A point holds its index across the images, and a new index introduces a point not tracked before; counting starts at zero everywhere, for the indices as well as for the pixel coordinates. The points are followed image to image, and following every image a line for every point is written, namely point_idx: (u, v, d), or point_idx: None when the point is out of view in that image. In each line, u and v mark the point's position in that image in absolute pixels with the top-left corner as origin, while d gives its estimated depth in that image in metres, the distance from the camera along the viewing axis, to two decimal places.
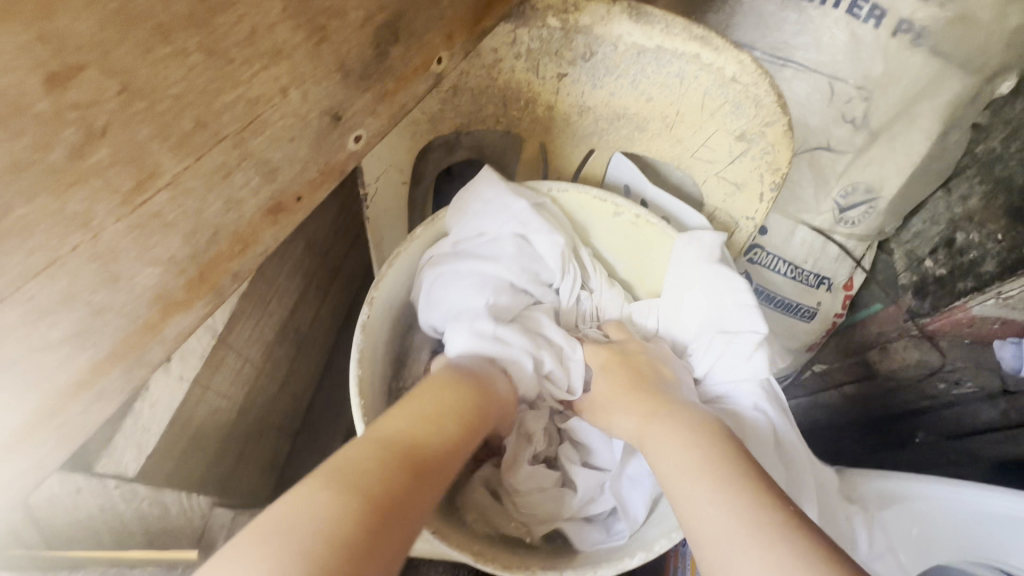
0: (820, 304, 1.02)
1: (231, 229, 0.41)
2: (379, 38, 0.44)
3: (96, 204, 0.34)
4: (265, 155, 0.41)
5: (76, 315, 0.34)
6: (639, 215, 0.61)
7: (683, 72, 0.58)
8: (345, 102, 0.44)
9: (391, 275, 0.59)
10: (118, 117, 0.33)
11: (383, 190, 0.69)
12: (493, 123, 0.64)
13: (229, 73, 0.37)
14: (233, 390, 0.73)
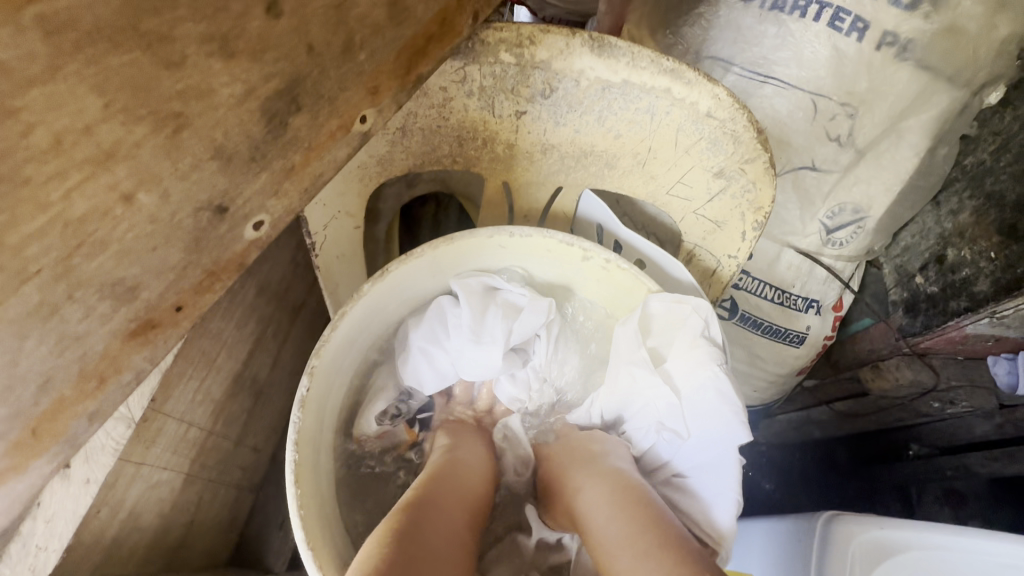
0: (810, 329, 0.97)
1: None
2: (274, 109, 0.42)
3: None
4: (114, 273, 0.40)
5: None
6: (609, 260, 0.55)
7: (653, 107, 0.53)
8: (232, 191, 0.43)
9: (335, 339, 0.52)
10: None
11: (334, 237, 0.64)
12: (449, 163, 0.58)
13: (35, 195, 0.35)
14: (174, 460, 0.66)
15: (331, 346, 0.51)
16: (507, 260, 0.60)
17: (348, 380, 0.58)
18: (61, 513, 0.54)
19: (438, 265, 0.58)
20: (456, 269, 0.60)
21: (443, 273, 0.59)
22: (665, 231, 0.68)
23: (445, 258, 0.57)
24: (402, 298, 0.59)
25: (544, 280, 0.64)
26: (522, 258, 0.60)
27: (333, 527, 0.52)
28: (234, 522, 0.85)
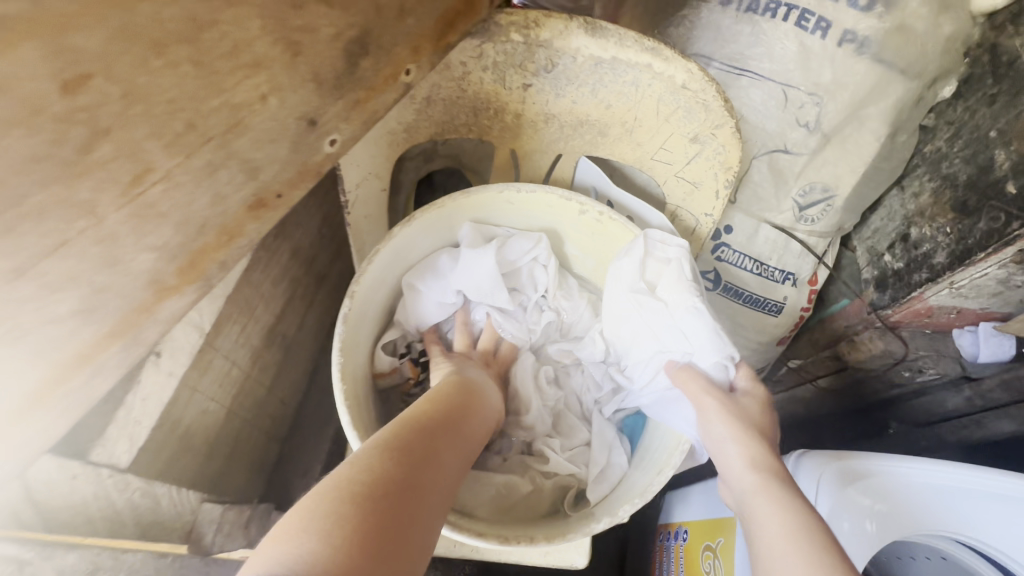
0: (786, 299, 1.07)
1: (218, 222, 0.40)
2: (352, 52, 0.41)
3: (100, 194, 0.32)
4: (247, 155, 0.39)
5: (78, 294, 0.34)
6: (601, 212, 0.65)
7: (637, 80, 0.63)
8: (320, 109, 0.42)
9: (373, 270, 0.61)
10: (119, 118, 0.31)
11: (364, 197, 0.73)
12: (466, 131, 0.69)
13: (216, 83, 0.34)
14: (219, 394, 0.75)
15: (367, 276, 0.60)
16: (515, 215, 0.70)
17: (376, 314, 0.66)
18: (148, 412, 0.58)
19: (457, 218, 0.67)
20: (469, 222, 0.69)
21: (456, 222, 0.68)
22: (651, 197, 0.78)
23: (463, 210, 0.66)
24: (425, 246, 0.68)
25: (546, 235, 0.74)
26: (529, 213, 0.69)
27: (368, 432, 0.60)
28: (263, 466, 0.93)
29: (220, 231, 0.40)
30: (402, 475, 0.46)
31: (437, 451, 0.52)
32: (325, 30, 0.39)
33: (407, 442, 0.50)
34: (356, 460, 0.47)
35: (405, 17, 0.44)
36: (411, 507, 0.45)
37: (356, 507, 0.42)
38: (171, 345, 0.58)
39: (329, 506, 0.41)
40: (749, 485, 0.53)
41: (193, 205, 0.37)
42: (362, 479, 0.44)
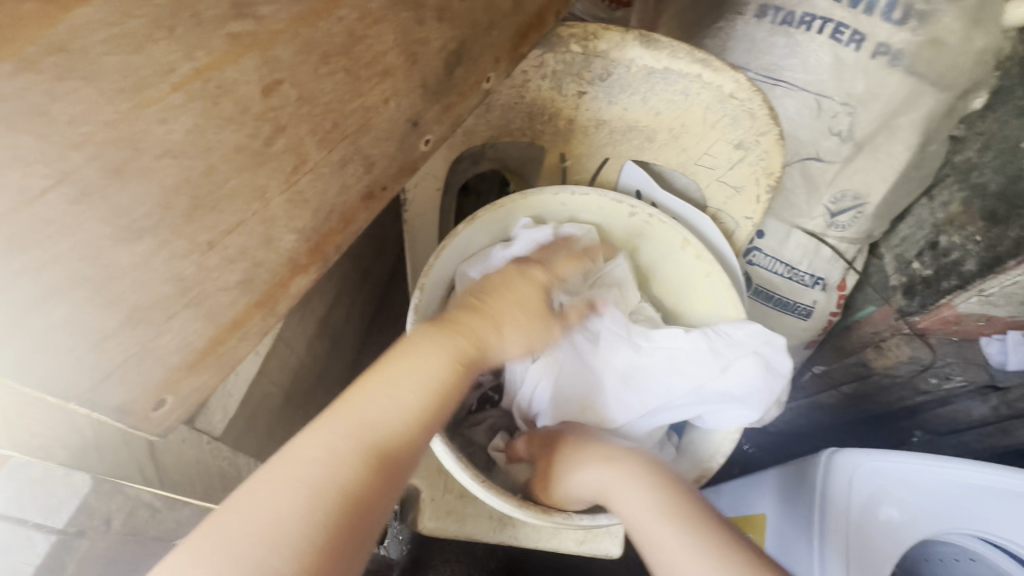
0: (816, 303, 1.10)
1: (338, 211, 0.43)
2: (450, 63, 0.46)
3: (273, 180, 0.37)
4: (367, 152, 0.43)
5: (240, 267, 0.37)
6: (650, 214, 0.69)
7: (687, 90, 0.67)
8: (423, 111, 0.45)
9: (441, 261, 0.66)
10: (292, 116, 0.37)
11: (420, 196, 0.78)
12: (520, 135, 0.73)
13: (356, 86, 0.39)
14: (280, 378, 0.80)
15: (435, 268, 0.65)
16: (566, 215, 0.74)
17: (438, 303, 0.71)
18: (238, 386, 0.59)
19: (514, 216, 0.72)
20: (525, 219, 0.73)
21: (512, 220, 0.72)
22: (689, 198, 0.81)
23: (519, 209, 0.71)
24: (484, 240, 0.72)
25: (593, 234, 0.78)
26: (580, 213, 0.74)
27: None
28: None
29: (340, 218, 0.43)
30: (361, 457, 0.45)
31: (410, 431, 0.48)
32: (434, 43, 0.43)
33: (372, 421, 0.47)
34: (317, 430, 0.45)
35: (492, 30, 0.49)
36: (365, 487, 0.44)
37: (301, 490, 0.42)
38: None
39: (274, 484, 0.41)
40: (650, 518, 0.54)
41: (329, 193, 0.41)
42: (312, 460, 0.43)
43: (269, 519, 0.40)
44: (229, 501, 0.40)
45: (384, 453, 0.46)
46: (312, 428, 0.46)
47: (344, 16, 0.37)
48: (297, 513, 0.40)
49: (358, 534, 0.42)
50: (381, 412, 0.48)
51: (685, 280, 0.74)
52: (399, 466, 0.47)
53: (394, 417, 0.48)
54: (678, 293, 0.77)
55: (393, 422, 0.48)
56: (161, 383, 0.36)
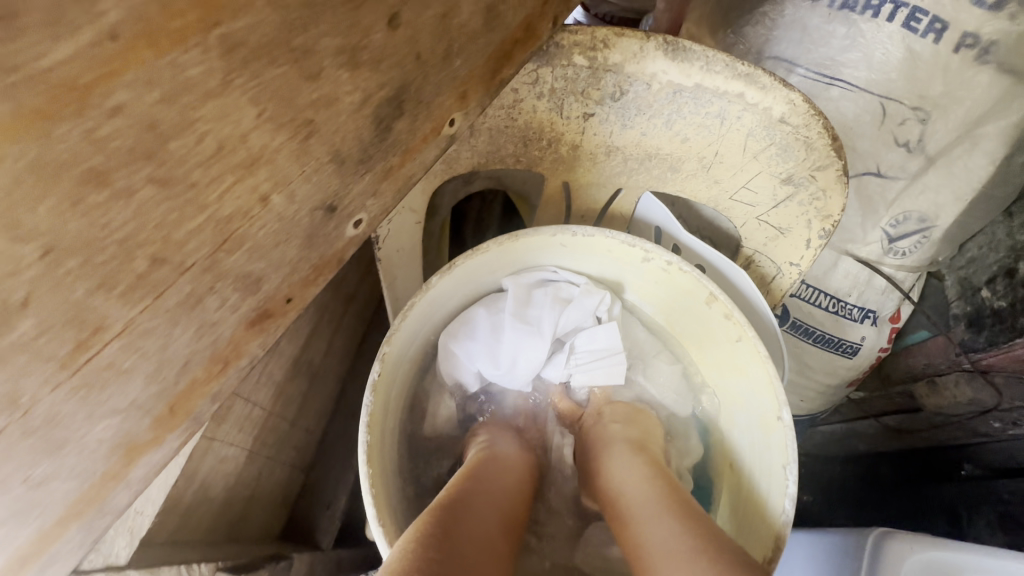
0: (864, 340, 0.94)
1: (207, 352, 0.34)
2: (382, 115, 0.36)
3: (25, 377, 0.27)
4: (243, 270, 0.34)
5: (14, 493, 0.29)
6: (670, 262, 0.55)
7: (724, 112, 0.52)
8: (340, 192, 0.37)
9: (407, 325, 0.53)
10: (43, 282, 0.26)
11: (398, 230, 0.66)
12: (513, 161, 0.59)
13: (192, 200, 0.29)
14: (240, 437, 0.70)
15: (400, 334, 0.52)
16: (565, 258, 0.61)
17: (415, 366, 0.60)
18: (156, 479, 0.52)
19: (501, 262, 0.59)
20: (518, 265, 0.60)
21: (501, 267, 0.60)
22: (721, 232, 0.67)
23: (507, 254, 0.58)
24: (466, 292, 0.60)
25: (597, 278, 0.65)
26: (582, 256, 0.60)
27: (395, 516, 0.52)
28: (287, 498, 0.90)
29: (214, 361, 0.35)
30: (488, 515, 0.47)
31: (513, 503, 0.52)
32: (348, 99, 0.34)
33: (483, 489, 0.50)
34: (461, 492, 0.48)
35: (450, 58, 0.39)
36: (495, 542, 0.45)
37: (459, 537, 0.42)
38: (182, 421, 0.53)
39: (426, 529, 0.42)
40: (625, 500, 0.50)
41: (169, 346, 0.32)
42: (470, 510, 0.46)
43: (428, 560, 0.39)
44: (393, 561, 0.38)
45: (506, 506, 0.50)
46: (455, 492, 0.48)
47: (125, 101, 0.25)
48: (441, 548, 0.40)
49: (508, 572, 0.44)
50: (489, 471, 0.53)
51: (708, 339, 0.60)
52: (516, 533, 0.49)
53: (497, 485, 0.52)
54: (703, 350, 0.63)
55: (503, 490, 0.52)
56: None
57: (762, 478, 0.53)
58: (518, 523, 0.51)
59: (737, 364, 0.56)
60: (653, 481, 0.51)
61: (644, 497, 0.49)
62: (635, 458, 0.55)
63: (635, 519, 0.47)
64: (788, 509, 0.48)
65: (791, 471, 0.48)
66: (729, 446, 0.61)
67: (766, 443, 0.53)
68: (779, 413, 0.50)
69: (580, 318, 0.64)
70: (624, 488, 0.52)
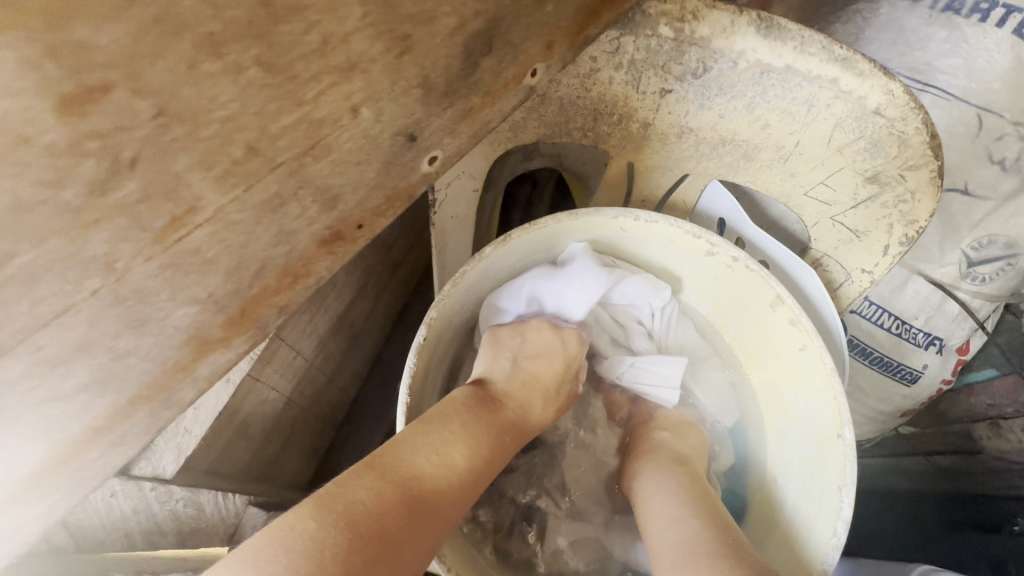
0: (926, 368, 0.88)
1: (280, 263, 0.35)
2: (470, 49, 0.36)
3: (122, 243, 0.28)
4: (326, 182, 0.34)
5: (93, 362, 0.30)
6: (736, 258, 0.53)
7: (813, 98, 0.49)
8: (423, 121, 0.37)
9: (457, 292, 0.53)
10: (150, 146, 0.27)
11: (454, 197, 0.66)
12: (578, 137, 0.58)
13: (291, 92, 0.30)
14: (281, 382, 0.72)
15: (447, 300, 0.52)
16: (622, 243, 0.59)
17: (459, 333, 0.60)
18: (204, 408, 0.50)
19: (559, 239, 0.58)
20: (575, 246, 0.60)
21: (558, 242, 0.58)
22: (785, 233, 0.63)
23: (567, 232, 0.57)
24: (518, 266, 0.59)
25: (652, 268, 0.63)
26: (641, 244, 0.59)
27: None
28: (316, 451, 0.92)
29: (287, 271, 0.36)
30: (438, 484, 0.42)
31: (479, 470, 0.46)
32: (444, 21, 0.34)
33: (448, 453, 0.44)
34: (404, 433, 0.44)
35: (543, 4, 0.39)
36: (427, 515, 0.40)
37: (371, 487, 0.39)
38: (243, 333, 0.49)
39: (328, 490, 0.38)
40: (659, 496, 0.50)
41: (251, 246, 0.33)
42: (404, 455, 0.42)
43: (317, 527, 0.35)
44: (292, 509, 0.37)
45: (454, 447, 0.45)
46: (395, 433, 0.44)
47: None
48: (347, 515, 0.37)
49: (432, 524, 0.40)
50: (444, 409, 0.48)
51: (767, 346, 0.57)
52: (469, 477, 0.45)
53: (467, 447, 0.45)
54: (758, 356, 0.60)
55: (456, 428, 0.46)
56: None
57: (811, 499, 0.49)
58: (475, 463, 0.46)
59: (796, 374, 0.53)
60: (700, 495, 0.49)
61: (679, 500, 0.48)
62: (675, 464, 0.55)
63: (675, 529, 0.45)
64: (840, 533, 0.45)
65: (847, 492, 0.45)
66: (772, 464, 0.57)
67: (822, 460, 0.49)
68: (840, 429, 0.47)
69: (634, 304, 0.62)
70: (667, 499, 0.49)
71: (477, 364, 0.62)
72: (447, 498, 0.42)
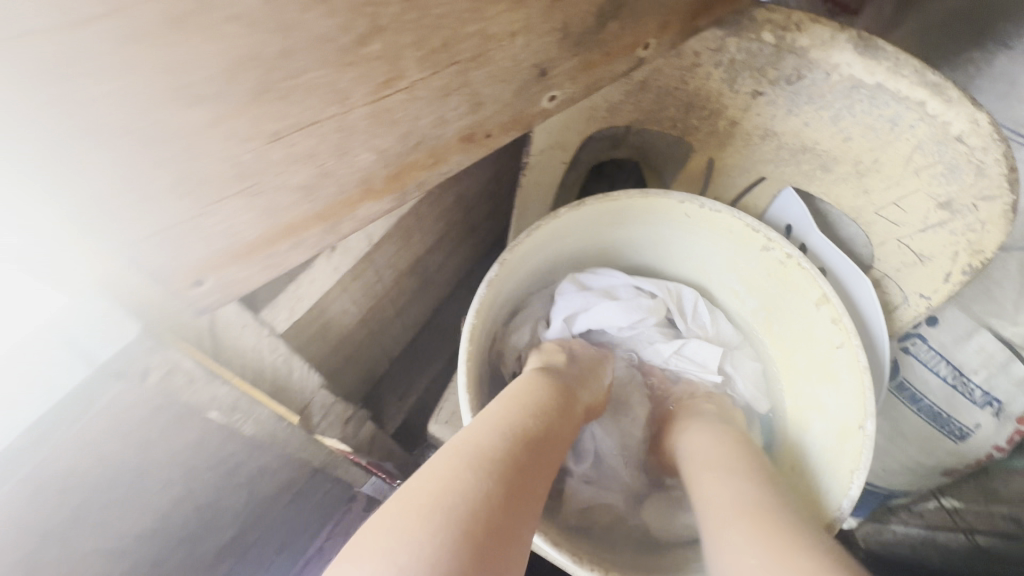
0: (978, 427, 0.85)
1: (430, 145, 0.42)
2: (606, 9, 0.42)
3: (357, 86, 0.32)
4: (478, 90, 0.39)
5: (310, 174, 0.34)
6: (790, 255, 0.57)
7: (898, 118, 0.52)
8: (552, 62, 0.42)
9: (528, 245, 0.60)
10: (393, 22, 0.31)
11: (544, 165, 0.72)
12: (668, 125, 0.65)
13: (480, 8, 0.35)
14: (360, 299, 0.82)
15: (523, 246, 0.59)
16: (684, 229, 0.65)
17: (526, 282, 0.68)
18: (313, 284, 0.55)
19: (622, 215, 0.64)
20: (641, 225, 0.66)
21: (624, 216, 0.64)
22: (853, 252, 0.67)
23: (632, 209, 0.63)
24: (581, 235, 0.66)
25: (708, 258, 0.68)
26: (700, 233, 0.65)
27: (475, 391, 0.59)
28: (371, 378, 1.01)
29: (430, 154, 0.42)
30: (514, 479, 0.41)
31: (541, 459, 0.46)
32: None
33: (504, 446, 0.44)
34: (478, 429, 0.45)
35: None
36: (517, 510, 0.40)
37: (472, 475, 0.40)
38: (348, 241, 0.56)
39: (427, 484, 0.39)
40: (706, 473, 0.51)
41: (421, 121, 0.38)
42: (490, 448, 0.43)
43: (411, 543, 0.34)
44: (390, 505, 0.38)
45: (528, 440, 0.46)
46: (470, 429, 0.46)
47: None
48: (454, 503, 0.37)
49: (526, 505, 0.41)
50: (503, 407, 0.49)
51: (806, 341, 0.61)
52: (545, 465, 0.46)
53: (522, 441, 0.46)
54: (796, 354, 0.64)
55: (521, 420, 0.48)
56: (204, 264, 0.35)
57: (825, 480, 0.53)
58: (545, 450, 0.47)
59: (829, 371, 0.57)
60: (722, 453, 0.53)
61: (745, 476, 0.49)
62: (722, 444, 0.56)
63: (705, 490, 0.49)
64: (845, 509, 0.48)
65: (858, 475, 0.48)
66: (794, 450, 0.61)
67: (838, 452, 0.52)
68: (862, 421, 0.50)
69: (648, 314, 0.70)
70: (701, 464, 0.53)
71: (523, 326, 0.68)
72: (534, 484, 0.44)
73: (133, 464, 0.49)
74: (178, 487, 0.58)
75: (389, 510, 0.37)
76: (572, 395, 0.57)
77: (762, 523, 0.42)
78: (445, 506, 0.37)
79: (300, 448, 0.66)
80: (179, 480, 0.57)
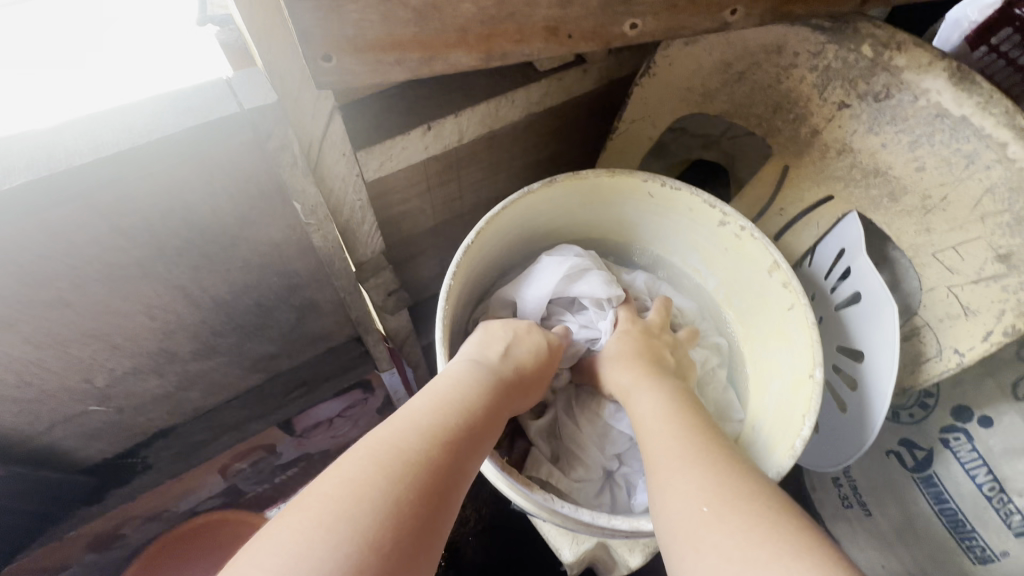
0: (1004, 555, 0.74)
1: None
2: None
3: None
4: None
5: None
6: (743, 228, 0.60)
7: (976, 154, 0.53)
8: None
9: (544, 192, 0.63)
10: None
11: (629, 134, 0.76)
12: (754, 123, 0.68)
13: None
14: (438, 211, 0.91)
15: (557, 186, 0.63)
16: (650, 210, 0.68)
17: (552, 224, 0.70)
18: (403, 152, 0.66)
19: (593, 195, 0.66)
20: (610, 203, 0.68)
21: (615, 196, 0.66)
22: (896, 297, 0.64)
23: (602, 190, 0.66)
24: (568, 207, 0.68)
25: (672, 239, 0.71)
26: (662, 213, 0.67)
27: (461, 304, 0.65)
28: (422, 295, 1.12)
29: None
30: (432, 481, 0.42)
31: (465, 452, 0.47)
32: None
33: (424, 446, 0.44)
34: (394, 425, 0.46)
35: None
36: (432, 509, 0.41)
37: (379, 479, 0.41)
38: (443, 127, 0.67)
39: (332, 490, 0.40)
40: (659, 469, 0.48)
41: None
42: (404, 449, 0.43)
43: (318, 544, 0.36)
44: (288, 511, 0.39)
45: (449, 441, 0.46)
46: (388, 425, 0.46)
47: None
48: (359, 513, 0.38)
49: (440, 502, 0.42)
50: (424, 404, 0.49)
51: (762, 311, 0.64)
52: (468, 454, 0.47)
53: (444, 436, 0.46)
54: (754, 326, 0.66)
55: (444, 417, 0.48)
56: None
57: (780, 431, 0.55)
58: (467, 437, 0.48)
59: (783, 332, 0.60)
60: (726, 472, 0.45)
61: (701, 473, 0.46)
62: (670, 427, 0.52)
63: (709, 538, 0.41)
64: (797, 449, 0.51)
65: (809, 418, 0.51)
66: (753, 416, 0.64)
67: (793, 401, 0.56)
68: (813, 370, 0.54)
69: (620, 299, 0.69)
70: (661, 467, 0.48)
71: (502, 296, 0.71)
72: (455, 482, 0.44)
73: (233, 229, 0.63)
74: (252, 273, 0.72)
75: (293, 516, 0.39)
76: (515, 395, 0.57)
77: (752, 545, 0.39)
78: (349, 513, 0.38)
79: (347, 292, 0.78)
80: (257, 269, 0.71)
